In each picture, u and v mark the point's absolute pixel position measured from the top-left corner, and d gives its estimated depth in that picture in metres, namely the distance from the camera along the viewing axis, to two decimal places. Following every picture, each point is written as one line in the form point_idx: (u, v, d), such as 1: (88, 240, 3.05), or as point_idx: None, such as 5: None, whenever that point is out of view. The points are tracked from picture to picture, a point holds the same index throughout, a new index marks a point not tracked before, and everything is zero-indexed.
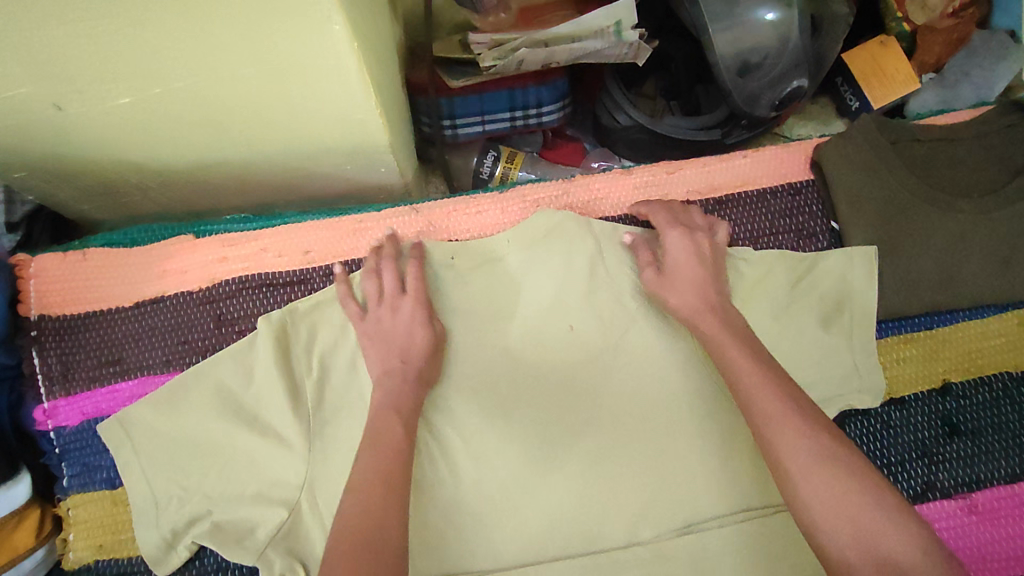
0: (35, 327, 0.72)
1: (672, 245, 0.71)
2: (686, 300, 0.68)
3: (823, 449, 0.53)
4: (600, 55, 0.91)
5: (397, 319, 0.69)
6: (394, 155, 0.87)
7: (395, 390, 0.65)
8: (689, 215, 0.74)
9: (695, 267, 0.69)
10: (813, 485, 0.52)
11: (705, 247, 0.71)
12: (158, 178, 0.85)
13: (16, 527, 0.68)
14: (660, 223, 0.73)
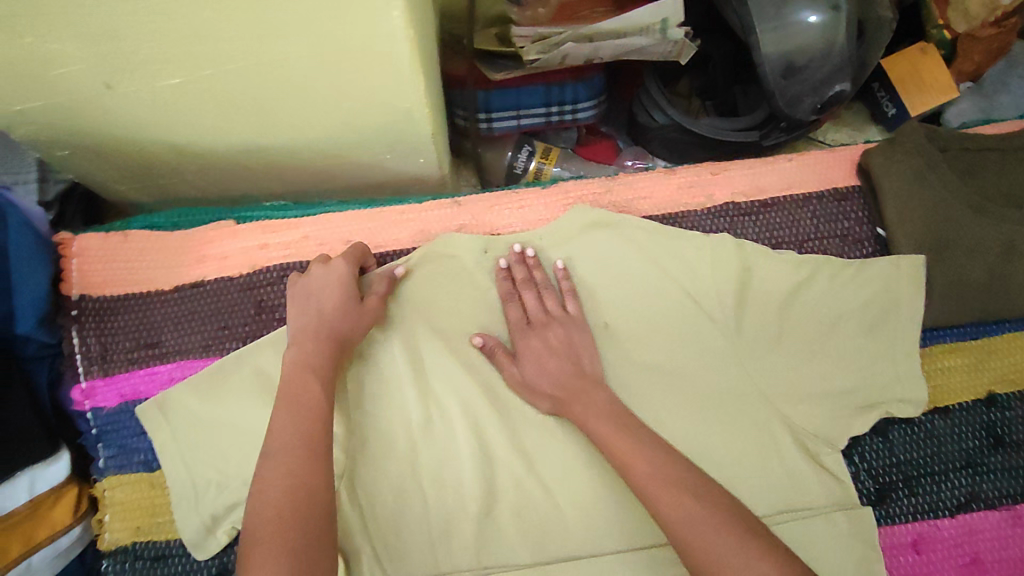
0: (74, 307, 0.71)
1: (525, 350, 0.69)
2: (556, 382, 0.67)
3: (701, 509, 0.53)
4: (642, 51, 0.90)
5: (321, 281, 0.68)
6: (434, 145, 0.87)
7: (315, 350, 0.63)
8: (536, 310, 0.71)
9: (553, 371, 0.67)
10: (704, 541, 0.51)
11: (557, 336, 0.69)
12: (197, 162, 0.85)
13: (54, 505, 0.69)
14: (512, 321, 0.71)
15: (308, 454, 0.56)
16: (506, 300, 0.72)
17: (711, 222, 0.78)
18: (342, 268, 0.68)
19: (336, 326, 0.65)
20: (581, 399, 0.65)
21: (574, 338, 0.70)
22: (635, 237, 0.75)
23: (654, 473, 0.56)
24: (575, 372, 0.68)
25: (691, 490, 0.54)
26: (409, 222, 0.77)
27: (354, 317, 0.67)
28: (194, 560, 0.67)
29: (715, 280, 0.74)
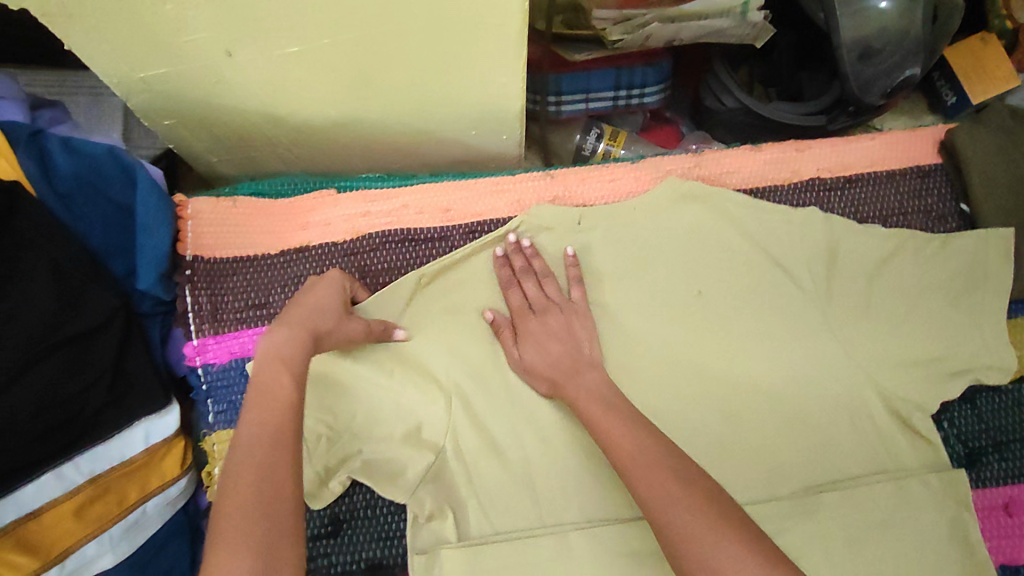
0: (188, 267, 0.74)
1: (528, 334, 0.70)
2: (554, 366, 0.68)
3: (690, 500, 0.51)
4: (722, 33, 0.92)
5: (319, 289, 0.64)
6: (520, 122, 0.89)
7: (296, 341, 0.58)
8: (537, 296, 0.71)
9: (551, 353, 0.68)
10: (688, 537, 0.49)
11: (562, 320, 0.70)
12: (293, 134, 0.88)
13: (164, 457, 0.74)
14: (514, 304, 0.71)
15: (275, 445, 0.52)
16: (506, 286, 0.72)
17: (799, 196, 0.80)
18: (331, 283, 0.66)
19: (320, 325, 0.61)
20: (572, 382, 0.66)
21: (574, 324, 0.70)
22: (727, 208, 0.77)
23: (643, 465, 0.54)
24: (575, 357, 0.68)
25: (684, 481, 0.53)
26: (504, 192, 0.80)
27: (338, 323, 0.63)
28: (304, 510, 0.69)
29: (805, 251, 0.76)
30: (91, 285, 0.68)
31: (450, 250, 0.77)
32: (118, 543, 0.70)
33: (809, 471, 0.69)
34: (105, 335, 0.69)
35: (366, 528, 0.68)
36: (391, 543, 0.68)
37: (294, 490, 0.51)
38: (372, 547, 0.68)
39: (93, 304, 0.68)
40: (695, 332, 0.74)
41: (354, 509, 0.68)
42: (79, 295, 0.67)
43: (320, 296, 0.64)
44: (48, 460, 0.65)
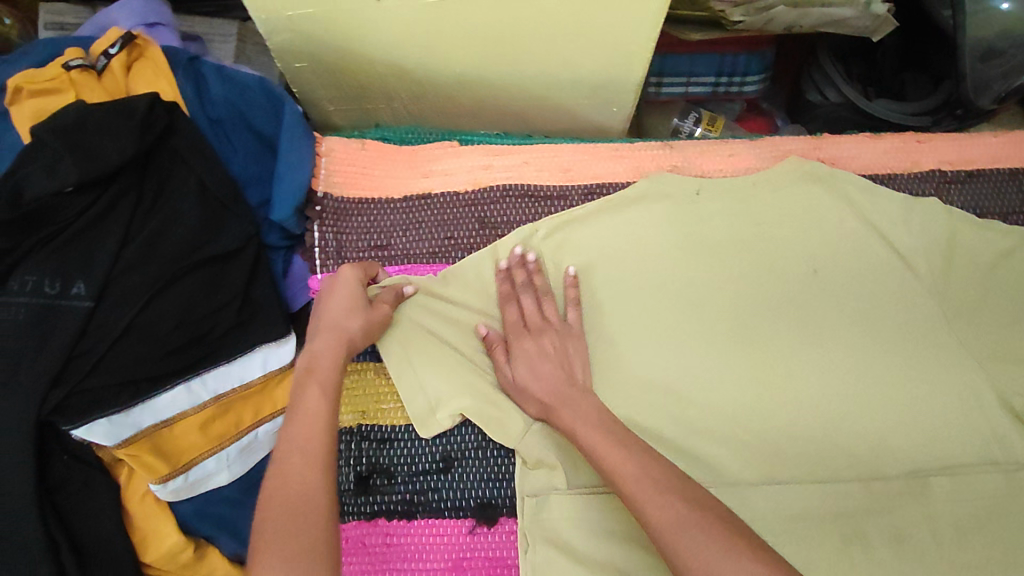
0: (319, 203, 0.76)
1: (519, 355, 0.67)
2: (546, 388, 0.65)
3: (679, 509, 0.50)
4: (843, 24, 0.91)
5: (342, 287, 0.67)
6: (636, 93, 0.89)
7: (328, 352, 0.62)
8: (535, 316, 0.69)
9: (544, 372, 0.65)
10: (676, 546, 0.48)
11: (554, 342, 0.68)
12: (412, 88, 0.89)
13: (277, 385, 0.74)
14: (507, 326, 0.70)
15: (307, 454, 0.52)
16: (505, 304, 0.71)
17: (918, 184, 0.80)
18: (343, 282, 0.67)
19: (343, 324, 0.64)
20: (567, 406, 0.63)
21: (562, 349, 0.67)
22: (847, 192, 0.79)
23: (633, 471, 0.54)
24: (569, 380, 0.65)
25: (668, 488, 0.52)
26: (622, 158, 0.82)
27: (362, 315, 0.66)
28: (417, 445, 0.70)
29: (923, 240, 0.77)
30: (231, 212, 0.70)
31: (568, 209, 0.79)
32: (233, 462, 0.71)
33: (918, 454, 0.70)
34: (240, 261, 0.71)
35: (475, 469, 0.69)
36: (499, 485, 0.68)
37: (327, 495, 0.50)
38: (480, 487, 0.68)
39: (232, 230, 0.70)
40: (808, 310, 0.74)
41: (463, 449, 0.69)
42: (220, 219, 0.69)
43: (337, 295, 0.66)
44: (178, 374, 0.66)
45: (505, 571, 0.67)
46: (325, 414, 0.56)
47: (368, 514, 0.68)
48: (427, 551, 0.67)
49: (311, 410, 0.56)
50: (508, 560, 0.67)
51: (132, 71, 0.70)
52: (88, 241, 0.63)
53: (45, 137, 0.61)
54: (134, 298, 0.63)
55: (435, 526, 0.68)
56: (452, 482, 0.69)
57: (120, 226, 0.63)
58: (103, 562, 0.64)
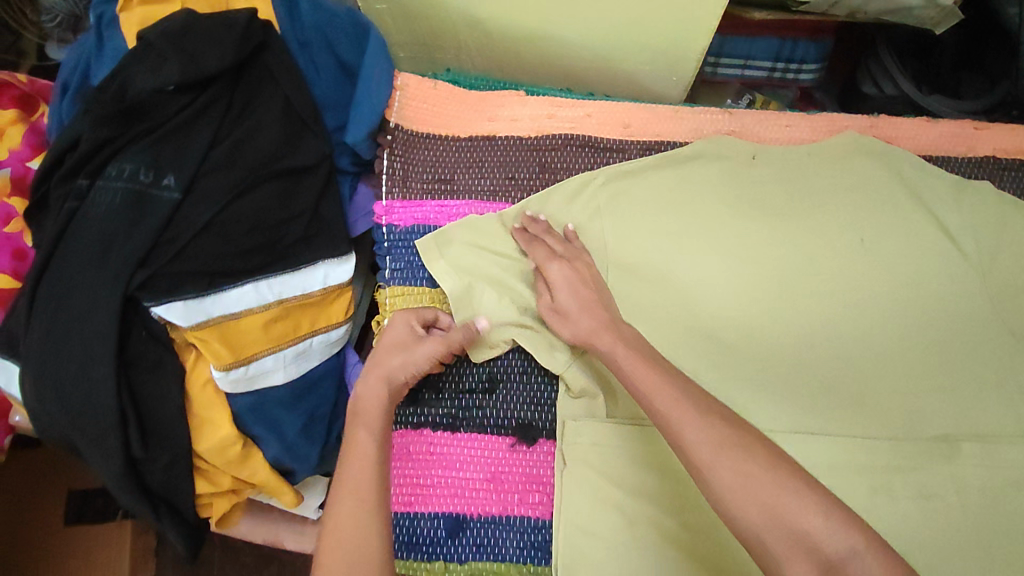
0: (390, 133, 0.80)
1: (555, 278, 0.70)
2: (583, 306, 0.68)
3: (718, 437, 0.53)
4: (907, 13, 0.93)
5: (391, 332, 0.70)
6: (698, 62, 0.92)
7: (374, 393, 0.66)
8: (567, 248, 0.73)
9: (576, 294, 0.69)
10: (719, 474, 0.51)
11: (584, 269, 0.71)
12: (481, 40, 0.93)
13: (334, 301, 0.78)
14: (538, 259, 0.72)
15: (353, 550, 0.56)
16: (532, 245, 0.73)
17: (972, 169, 0.82)
18: (394, 327, 0.70)
19: (394, 367, 0.67)
20: (609, 329, 0.65)
21: (592, 272, 0.71)
22: (900, 168, 0.81)
23: (678, 404, 0.56)
24: (606, 306, 0.68)
25: (713, 420, 0.55)
26: (682, 120, 0.85)
27: (409, 350, 0.69)
28: (466, 367, 0.75)
29: (973, 218, 0.78)
30: (310, 130, 0.74)
31: (626, 161, 0.83)
32: (289, 363, 0.75)
33: (948, 419, 0.73)
34: (313, 176, 0.74)
35: (519, 392, 0.74)
36: (541, 409, 0.74)
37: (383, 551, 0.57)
38: (523, 409, 0.74)
39: (308, 146, 0.74)
40: (851, 276, 0.77)
41: (510, 372, 0.75)
42: (299, 135, 0.73)
43: (390, 341, 0.70)
44: (247, 273, 0.69)
45: (540, 487, 0.72)
46: (370, 472, 0.60)
47: (414, 425, 0.74)
48: (468, 462, 0.73)
49: (360, 448, 0.62)
50: (543, 477, 0.73)
51: None
52: (181, 138, 0.67)
53: (153, 39, 0.66)
54: (216, 196, 0.67)
55: (477, 439, 0.73)
56: (496, 403, 0.74)
57: (210, 128, 0.68)
58: (162, 442, 0.70)
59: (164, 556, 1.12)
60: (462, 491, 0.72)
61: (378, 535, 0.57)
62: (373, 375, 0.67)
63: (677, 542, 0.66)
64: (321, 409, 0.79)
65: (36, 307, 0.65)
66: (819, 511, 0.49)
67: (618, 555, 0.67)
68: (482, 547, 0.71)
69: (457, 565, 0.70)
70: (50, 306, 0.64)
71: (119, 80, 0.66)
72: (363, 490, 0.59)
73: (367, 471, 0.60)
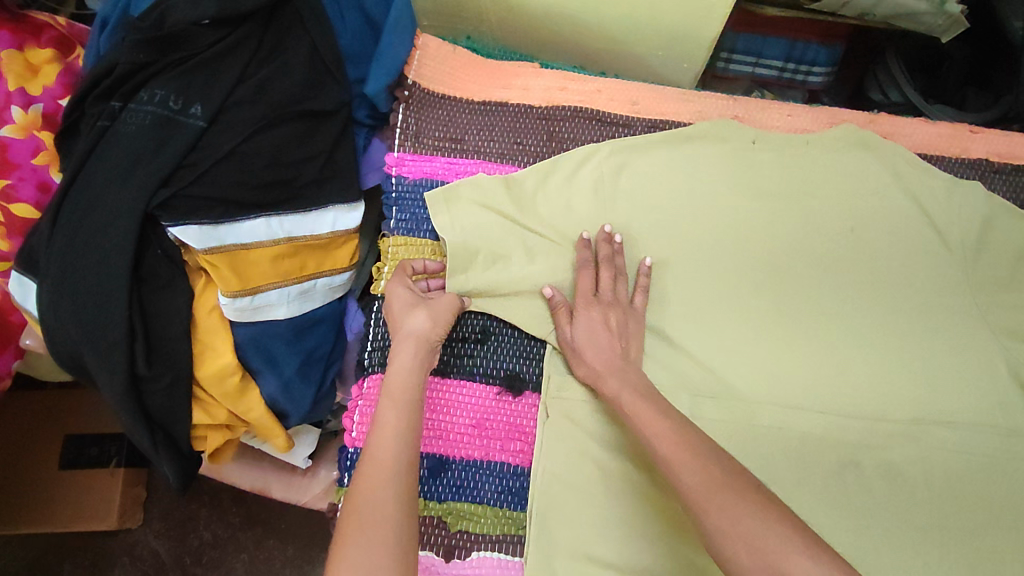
0: (407, 89, 0.84)
1: (581, 319, 0.72)
2: (599, 355, 0.70)
3: (711, 480, 0.54)
4: (915, 19, 0.96)
5: (400, 296, 0.73)
6: (709, 50, 0.95)
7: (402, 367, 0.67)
8: (607, 287, 0.74)
9: (600, 339, 0.71)
10: (710, 518, 0.52)
11: (614, 317, 0.72)
12: (503, 14, 0.96)
13: (341, 246, 0.81)
14: (580, 287, 0.74)
15: (362, 514, 0.56)
16: (581, 266, 0.75)
17: (965, 170, 0.85)
18: (397, 286, 0.73)
19: (417, 327, 0.69)
20: (618, 375, 0.68)
21: (620, 323, 0.72)
22: (896, 164, 0.83)
23: (677, 451, 0.58)
24: (623, 357, 0.70)
25: (705, 460, 0.56)
26: (688, 102, 0.88)
27: (425, 311, 0.71)
28: (462, 316, 0.77)
29: (962, 215, 0.81)
30: (333, 77, 0.78)
31: (630, 136, 0.86)
32: (293, 300, 0.78)
33: (924, 405, 0.74)
34: (331, 123, 0.78)
35: (510, 346, 0.77)
36: (530, 362, 0.77)
37: (394, 515, 0.57)
38: (512, 361, 0.77)
39: (331, 93, 0.77)
40: (840, 261, 0.79)
41: (502, 325, 0.77)
42: (322, 81, 0.77)
43: (397, 305, 0.72)
44: (260, 207, 0.73)
45: (522, 437, 0.75)
46: (394, 455, 0.61)
47: None
48: (455, 406, 0.75)
49: (385, 424, 0.63)
50: (525, 428, 0.75)
51: None
52: (210, 71, 0.71)
53: None
54: (239, 128, 0.71)
55: (466, 386, 0.76)
56: (487, 353, 0.77)
57: (238, 65, 0.72)
58: (166, 362, 0.73)
59: (157, 499, 1.14)
60: (447, 434, 0.74)
61: (397, 516, 0.57)
62: (400, 341, 0.69)
63: (651, 498, 0.69)
64: (319, 350, 0.83)
65: (60, 217, 0.69)
66: (808, 554, 0.48)
67: (591, 505, 0.70)
68: (460, 488, 0.73)
69: (436, 503, 0.73)
70: (74, 218, 0.68)
71: (160, 8, 0.71)
72: (382, 459, 0.60)
73: (388, 450, 0.61)
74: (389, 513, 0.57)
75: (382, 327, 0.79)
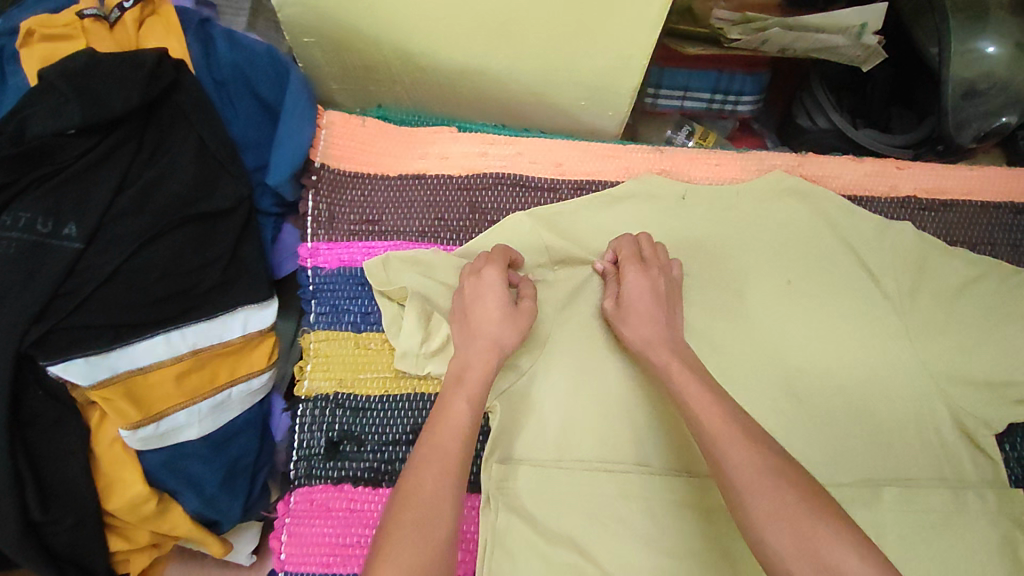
0: (315, 173, 0.78)
1: (631, 282, 0.71)
2: (649, 329, 0.68)
3: (764, 465, 0.52)
4: (834, 51, 0.95)
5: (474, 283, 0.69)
6: (632, 99, 0.92)
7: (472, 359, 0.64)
8: (650, 253, 0.73)
9: (649, 303, 0.69)
10: (760, 501, 0.50)
11: (662, 284, 0.71)
12: (416, 74, 0.91)
13: (256, 347, 0.76)
14: (622, 256, 0.73)
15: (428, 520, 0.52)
16: (620, 240, 0.75)
17: (894, 210, 0.84)
18: (494, 280, 0.68)
19: (496, 334, 0.66)
20: (668, 345, 0.67)
21: (667, 290, 0.71)
22: (826, 209, 0.81)
23: (727, 431, 0.55)
24: (670, 327, 0.69)
25: (758, 447, 0.54)
26: (614, 158, 0.84)
27: (507, 318, 0.67)
28: (389, 416, 0.71)
29: (894, 260, 0.79)
30: (227, 171, 0.72)
31: (557, 201, 0.81)
32: (205, 416, 0.72)
33: (873, 463, 0.73)
34: (231, 220, 0.73)
35: None
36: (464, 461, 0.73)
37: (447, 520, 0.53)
38: None
39: (226, 188, 0.72)
40: (778, 316, 0.77)
41: None
42: (216, 176, 0.71)
43: (483, 299, 0.68)
44: (158, 324, 0.68)
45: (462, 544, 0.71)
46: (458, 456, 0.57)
47: (335, 479, 0.70)
48: None
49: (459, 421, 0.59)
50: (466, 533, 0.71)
51: (144, 28, 0.70)
52: (83, 185, 0.65)
53: (52, 79, 0.63)
54: (123, 245, 0.65)
55: None
56: None
57: (116, 173, 0.66)
58: (66, 501, 0.66)
59: None
60: None
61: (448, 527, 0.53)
62: (475, 341, 0.65)
63: None
64: (243, 459, 0.76)
65: None
66: (854, 550, 0.46)
67: None
68: None
69: None
70: None
71: (17, 116, 0.62)
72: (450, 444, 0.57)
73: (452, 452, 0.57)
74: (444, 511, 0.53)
75: (306, 435, 0.72)
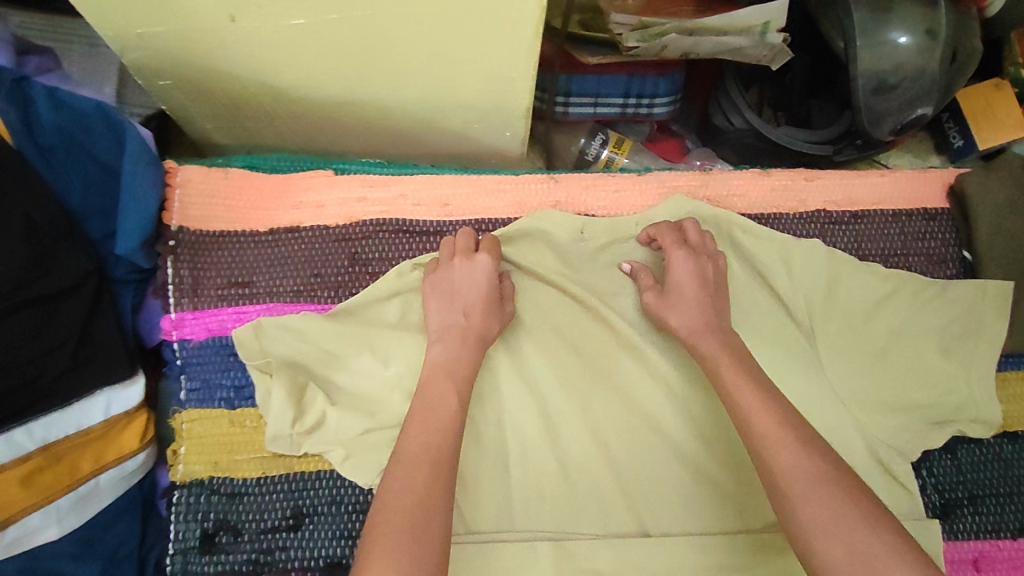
0: (172, 237, 0.71)
1: (675, 266, 0.69)
2: (693, 314, 0.66)
3: (823, 471, 0.50)
4: (739, 52, 0.89)
5: (463, 270, 0.68)
6: (526, 121, 0.86)
7: (460, 350, 0.64)
8: (693, 236, 0.72)
9: (702, 289, 0.67)
10: (812, 508, 0.48)
11: (709, 268, 0.69)
12: (291, 109, 0.84)
13: (124, 428, 0.70)
14: (664, 242, 0.71)
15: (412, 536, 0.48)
16: (659, 228, 0.73)
17: (803, 226, 0.79)
18: (487, 264, 0.68)
19: (480, 327, 0.66)
20: (714, 334, 0.64)
21: (715, 274, 0.69)
22: (732, 232, 0.77)
23: (778, 433, 0.53)
24: (716, 310, 0.67)
25: (813, 451, 0.51)
26: (505, 192, 0.78)
27: (492, 309, 0.68)
28: (267, 500, 0.67)
29: (804, 282, 0.75)
30: (66, 247, 0.65)
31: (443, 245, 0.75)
32: (65, 514, 0.66)
33: None
34: (76, 300, 0.66)
35: (327, 525, 0.66)
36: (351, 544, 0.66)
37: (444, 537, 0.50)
38: (332, 545, 0.66)
39: (66, 267, 0.65)
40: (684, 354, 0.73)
41: (317, 503, 0.67)
42: (52, 255, 0.64)
43: (468, 284, 0.67)
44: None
45: None
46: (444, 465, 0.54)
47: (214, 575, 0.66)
48: None
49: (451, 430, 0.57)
50: None
51: None
52: None
53: None
54: None
55: None
56: (302, 540, 0.66)
57: None
58: None
59: None
60: None
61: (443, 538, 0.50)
62: (467, 336, 0.65)
63: None
64: (121, 547, 0.69)
65: None
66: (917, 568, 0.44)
67: None
68: None
69: None
70: None
71: None
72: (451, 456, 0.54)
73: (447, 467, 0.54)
74: (434, 525, 0.50)
75: (182, 526, 0.66)
